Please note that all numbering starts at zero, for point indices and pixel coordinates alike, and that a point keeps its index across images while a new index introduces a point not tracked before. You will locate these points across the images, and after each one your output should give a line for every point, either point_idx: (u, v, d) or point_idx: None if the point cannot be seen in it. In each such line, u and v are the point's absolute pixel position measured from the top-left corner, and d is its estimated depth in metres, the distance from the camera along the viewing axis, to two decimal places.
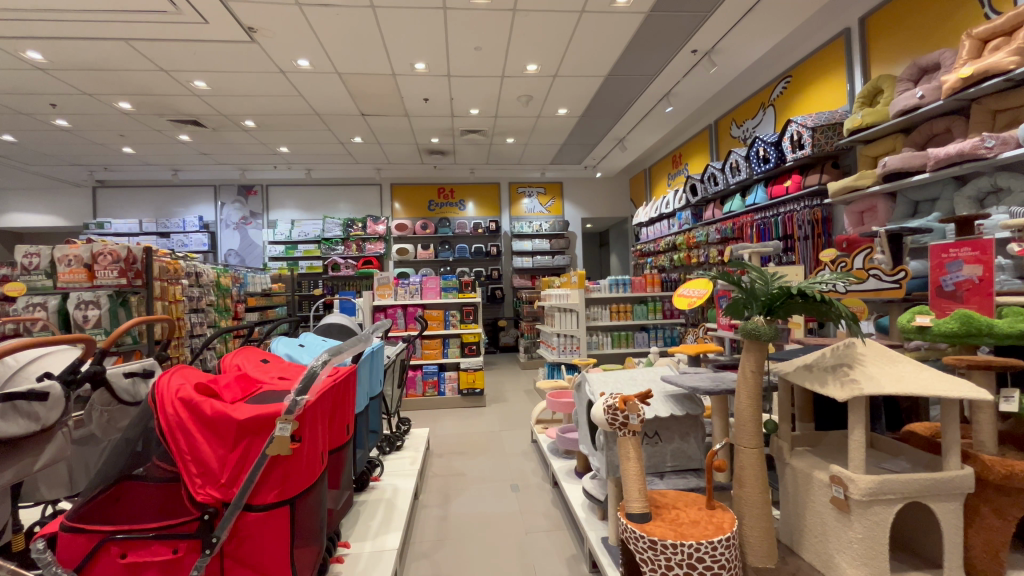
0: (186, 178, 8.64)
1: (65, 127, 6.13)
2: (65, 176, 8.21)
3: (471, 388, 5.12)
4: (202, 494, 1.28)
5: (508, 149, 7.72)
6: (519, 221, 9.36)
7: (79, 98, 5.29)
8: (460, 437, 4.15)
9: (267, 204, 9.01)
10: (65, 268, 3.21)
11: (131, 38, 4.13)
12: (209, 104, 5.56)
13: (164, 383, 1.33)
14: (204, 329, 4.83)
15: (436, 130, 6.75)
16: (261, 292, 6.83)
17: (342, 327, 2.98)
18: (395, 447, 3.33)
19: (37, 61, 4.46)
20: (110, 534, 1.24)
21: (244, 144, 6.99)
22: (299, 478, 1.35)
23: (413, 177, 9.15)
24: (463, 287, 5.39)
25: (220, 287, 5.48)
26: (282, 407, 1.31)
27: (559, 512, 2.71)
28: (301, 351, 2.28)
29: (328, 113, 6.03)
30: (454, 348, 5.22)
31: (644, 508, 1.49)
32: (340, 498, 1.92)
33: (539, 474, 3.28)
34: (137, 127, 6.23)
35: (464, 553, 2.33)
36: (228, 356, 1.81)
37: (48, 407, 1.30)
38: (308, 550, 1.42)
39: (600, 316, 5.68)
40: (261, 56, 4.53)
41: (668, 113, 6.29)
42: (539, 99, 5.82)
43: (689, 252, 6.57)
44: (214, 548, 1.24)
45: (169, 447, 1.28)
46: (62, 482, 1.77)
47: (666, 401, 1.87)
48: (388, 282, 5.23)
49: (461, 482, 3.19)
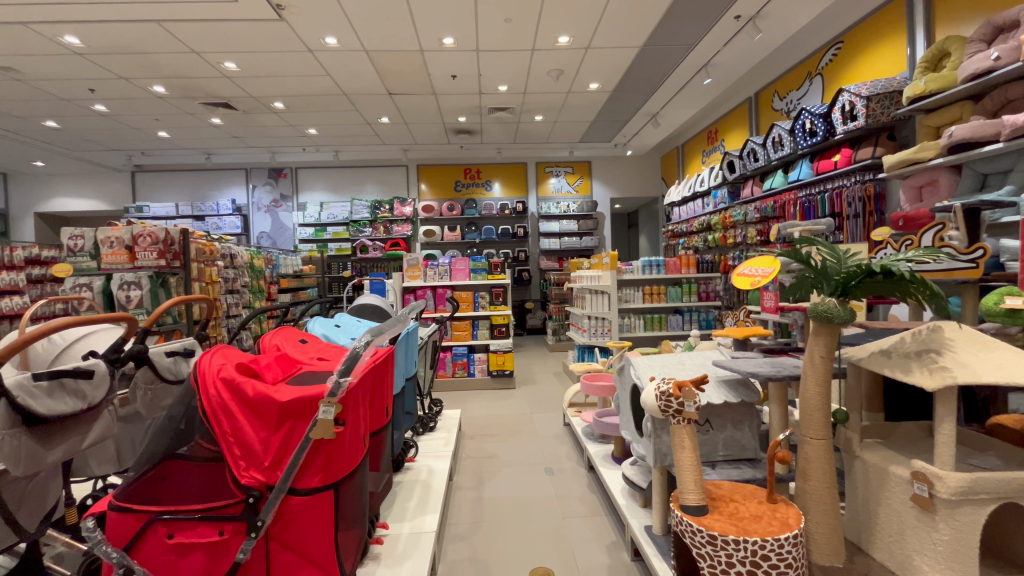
0: (219, 161, 8.78)
1: (103, 113, 6.26)
2: (104, 161, 8.42)
3: (501, 370, 5.08)
4: (246, 477, 1.25)
5: (536, 127, 7.54)
6: (546, 201, 9.19)
7: (115, 83, 5.36)
8: (490, 419, 4.12)
9: (297, 186, 9.09)
10: (108, 249, 3.30)
11: (163, 20, 4.13)
12: (240, 86, 5.57)
13: (206, 363, 1.30)
14: (240, 310, 4.94)
15: (462, 108, 6.61)
16: (292, 274, 7.06)
17: (375, 308, 2.97)
18: (429, 428, 3.32)
19: (75, 46, 4.50)
20: (156, 514, 1.23)
21: (274, 127, 7.03)
22: (342, 462, 1.31)
23: (440, 157, 9.06)
24: (493, 268, 5.27)
25: (254, 269, 5.58)
26: (324, 389, 1.26)
27: (596, 499, 2.64)
28: (337, 332, 2.25)
29: (356, 94, 5.97)
30: (484, 330, 5.21)
31: (700, 501, 1.40)
32: (380, 481, 1.89)
33: (573, 458, 3.22)
34: (171, 111, 6.30)
35: (501, 536, 2.30)
36: (267, 337, 1.78)
37: (93, 386, 1.32)
38: (351, 535, 1.39)
39: (632, 299, 5.52)
40: (289, 35, 4.48)
41: (705, 85, 5.99)
42: (570, 74, 5.60)
43: (724, 232, 6.31)
44: (260, 531, 1.21)
45: (213, 429, 1.25)
46: (110, 459, 1.78)
47: (719, 387, 1.76)
48: (418, 264, 5.20)
49: (494, 464, 3.16)
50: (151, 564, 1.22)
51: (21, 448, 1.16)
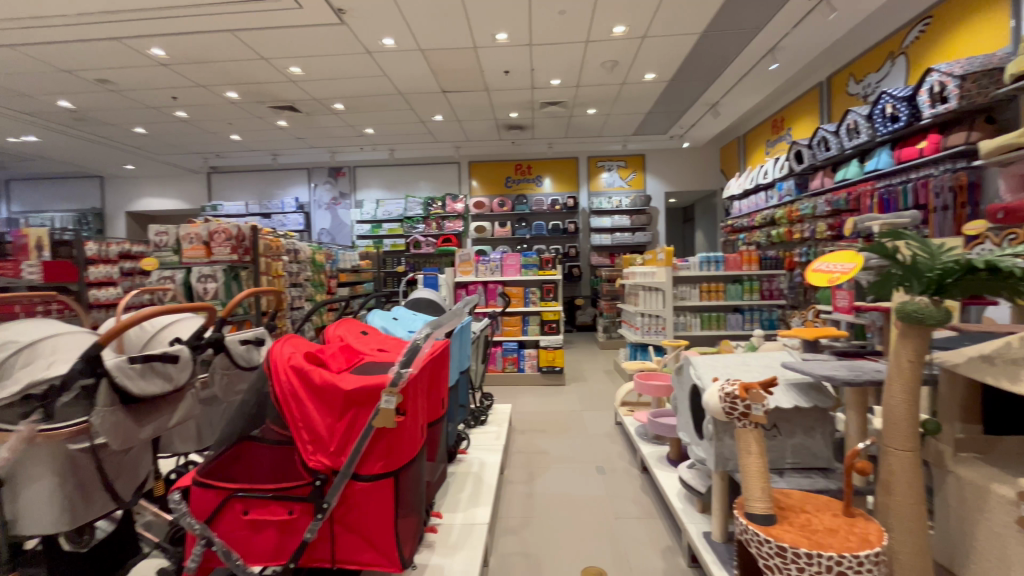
0: (285, 162, 9.29)
1: (184, 119, 6.77)
2: (184, 163, 9.13)
3: (551, 366, 5.06)
4: (314, 461, 1.30)
5: (589, 121, 7.42)
6: (598, 196, 9.04)
7: (195, 90, 5.78)
8: (540, 415, 4.11)
9: (354, 184, 9.46)
10: (188, 244, 3.57)
11: (237, 30, 4.40)
12: (304, 89, 5.85)
13: (278, 352, 1.37)
14: (302, 302, 5.21)
15: (515, 103, 6.61)
16: (350, 269, 7.37)
17: (429, 302, 3.03)
18: (480, 421, 3.37)
19: (160, 57, 4.88)
20: (232, 492, 1.31)
21: (334, 127, 7.32)
22: (402, 450, 1.35)
23: (492, 153, 9.12)
24: (543, 264, 5.24)
25: (316, 264, 5.86)
26: (386, 379, 1.30)
27: (650, 501, 2.57)
28: (395, 325, 2.33)
29: (411, 93, 6.12)
30: (534, 326, 5.20)
31: (768, 509, 1.32)
32: (436, 471, 1.94)
33: (625, 458, 3.15)
34: (242, 115, 6.72)
35: (552, 532, 2.29)
36: (332, 328, 1.86)
37: (177, 368, 1.45)
38: (410, 522, 1.42)
39: (688, 296, 5.32)
40: (349, 38, 4.64)
41: (771, 71, 5.66)
42: (625, 64, 5.46)
43: (790, 227, 5.94)
44: (326, 513, 1.27)
45: (284, 414, 1.33)
46: (191, 437, 1.92)
47: (788, 390, 1.66)
48: (470, 259, 5.27)
49: (545, 460, 3.16)
50: (229, 537, 1.31)
51: (120, 423, 1.28)
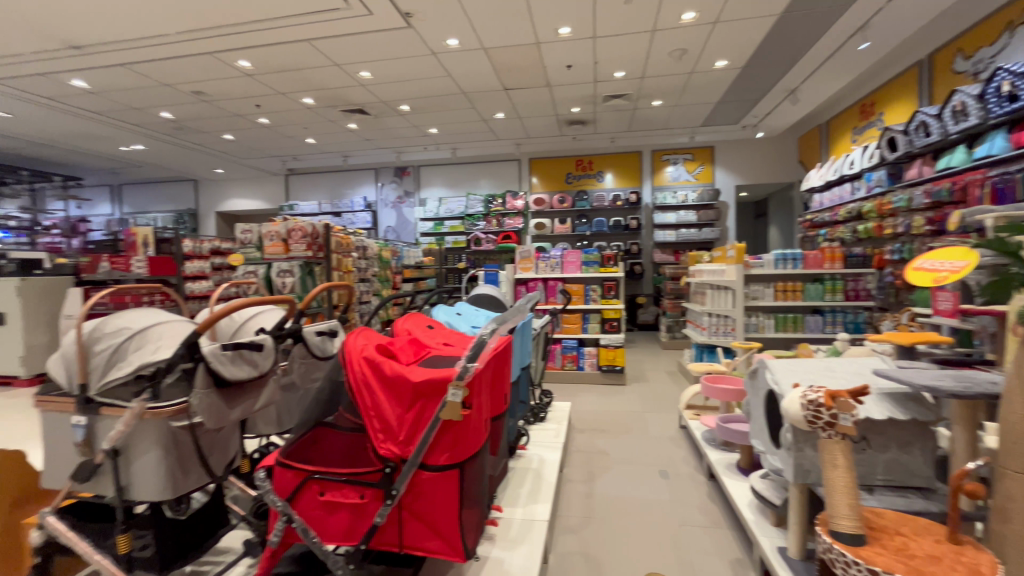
0: (354, 163, 9.76)
1: (266, 124, 7.28)
2: (266, 166, 9.84)
3: (612, 365, 4.96)
4: (384, 449, 1.36)
5: (654, 113, 7.18)
6: (662, 191, 8.73)
7: (275, 98, 6.20)
8: (600, 414, 4.04)
9: (418, 182, 9.76)
10: (269, 242, 3.85)
11: (313, 39, 4.67)
12: (373, 92, 6.11)
13: (352, 343, 1.44)
14: (370, 297, 5.46)
15: (576, 98, 6.53)
16: (414, 265, 7.63)
17: (490, 298, 3.07)
18: (540, 418, 3.37)
19: (246, 68, 5.28)
20: (310, 474, 1.39)
21: (400, 128, 7.60)
22: (468, 443, 1.37)
23: (552, 149, 9.07)
24: (605, 261, 5.13)
25: (382, 260, 6.11)
26: (453, 372, 1.32)
27: (717, 509, 2.45)
28: (459, 320, 2.38)
29: (474, 92, 6.21)
30: (594, 324, 5.11)
31: (857, 529, 1.22)
32: (498, 465, 1.96)
33: (690, 463, 3.03)
34: (317, 120, 7.13)
35: (613, 535, 2.24)
36: (400, 321, 1.92)
37: (262, 356, 1.56)
38: (474, 514, 1.44)
39: (761, 296, 5.00)
40: (416, 40, 4.77)
41: (860, 51, 5.19)
42: (694, 52, 5.22)
43: (881, 222, 5.43)
44: (394, 500, 1.31)
45: (358, 402, 1.39)
46: (273, 421, 2.07)
47: (881, 401, 1.51)
48: (530, 256, 5.27)
49: (605, 460, 3.10)
50: (307, 516, 1.39)
51: (214, 404, 1.40)
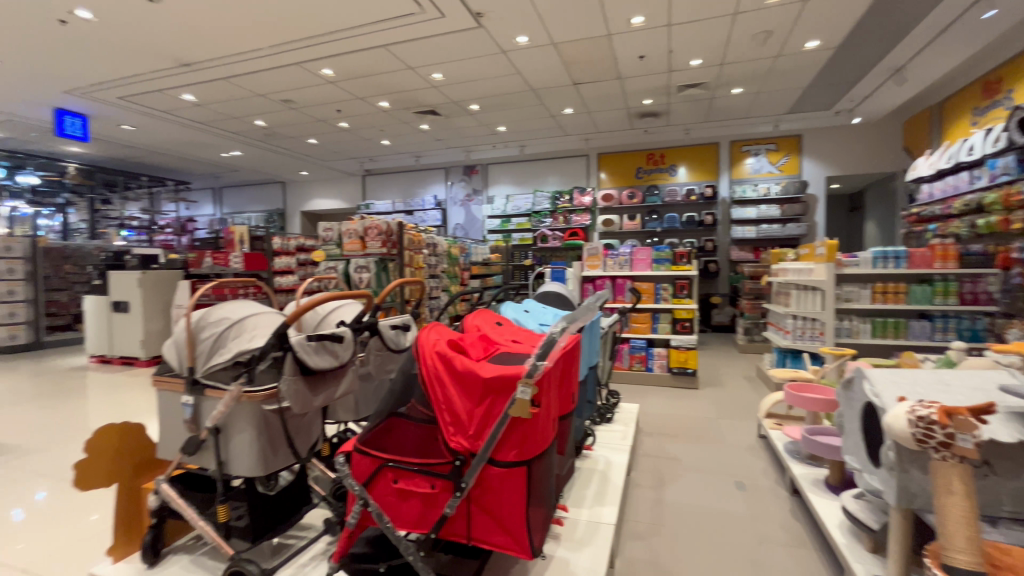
0: (426, 163, 10.10)
1: (346, 128, 7.72)
2: (345, 168, 10.45)
3: (683, 368, 4.76)
4: (454, 442, 1.38)
5: (733, 101, 6.77)
6: (741, 184, 8.21)
7: (355, 102, 6.55)
8: (670, 418, 3.89)
9: (487, 181, 9.90)
10: (348, 239, 4.10)
11: (390, 44, 4.88)
12: (444, 93, 6.27)
13: (425, 338, 1.49)
14: (439, 292, 5.64)
15: (648, 90, 6.30)
16: (482, 262, 7.77)
17: (558, 296, 3.04)
18: (607, 419, 3.30)
19: (329, 76, 5.62)
20: (385, 462, 1.46)
21: (469, 127, 7.75)
22: (536, 441, 1.36)
23: (622, 144, 8.83)
24: (677, 259, 4.92)
25: (451, 257, 6.27)
26: (523, 369, 1.32)
27: (802, 528, 2.26)
28: (526, 317, 2.38)
29: (542, 88, 6.18)
30: (665, 324, 4.92)
31: (975, 563, 1.13)
32: (565, 465, 1.94)
33: (770, 476, 2.82)
34: (392, 122, 7.45)
35: (684, 545, 2.14)
36: (470, 317, 1.96)
37: (342, 347, 1.65)
38: (541, 513, 1.43)
39: (856, 298, 4.54)
40: (486, 40, 4.84)
41: (984, 20, 4.55)
42: (780, 34, 4.85)
43: (1007, 215, 4.74)
44: (463, 492, 1.34)
45: (430, 395, 1.43)
46: (351, 409, 2.19)
47: (1008, 421, 1.31)
48: (597, 253, 5.17)
49: (675, 467, 2.98)
50: (382, 501, 1.46)
51: (300, 390, 1.50)
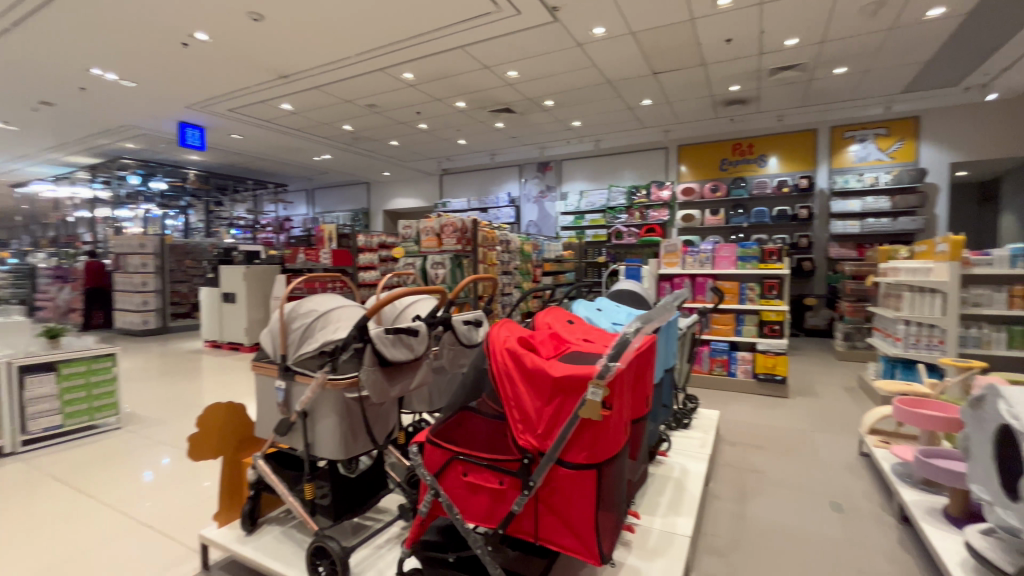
0: (501, 160, 10.23)
1: (424, 130, 8.01)
2: (424, 168, 10.88)
3: (770, 374, 4.41)
4: (523, 439, 1.37)
5: (835, 83, 6.13)
6: (843, 174, 7.44)
7: (433, 104, 6.78)
8: (755, 428, 3.62)
9: (560, 177, 9.82)
10: (426, 236, 4.27)
11: (467, 45, 4.98)
12: (519, 90, 6.30)
13: (496, 334, 1.49)
14: (511, 289, 5.69)
15: (736, 75, 5.89)
16: (554, 258, 7.74)
17: (632, 294, 2.93)
18: (683, 424, 3.14)
19: (410, 79, 5.86)
20: (455, 454, 1.49)
21: (544, 124, 7.72)
22: (607, 444, 1.32)
23: (704, 134, 8.35)
24: (765, 256, 4.55)
25: (524, 253, 6.28)
26: (594, 370, 1.28)
27: (912, 562, 2.00)
28: (599, 316, 2.32)
29: (619, 80, 6.00)
30: (750, 326, 4.58)
31: None
32: (637, 471, 1.86)
33: (874, 500, 2.53)
34: (468, 121, 7.62)
35: (769, 566, 1.97)
36: (541, 315, 1.94)
37: (418, 340, 1.71)
38: (611, 518, 1.39)
39: (988, 302, 3.93)
40: (562, 34, 4.78)
41: None
42: (895, 4, 4.31)
43: None
44: (531, 491, 1.33)
45: (499, 391, 1.43)
46: (425, 400, 2.26)
47: None
48: (676, 250, 4.92)
49: (759, 480, 2.76)
50: (451, 493, 1.49)
51: (378, 380, 1.57)
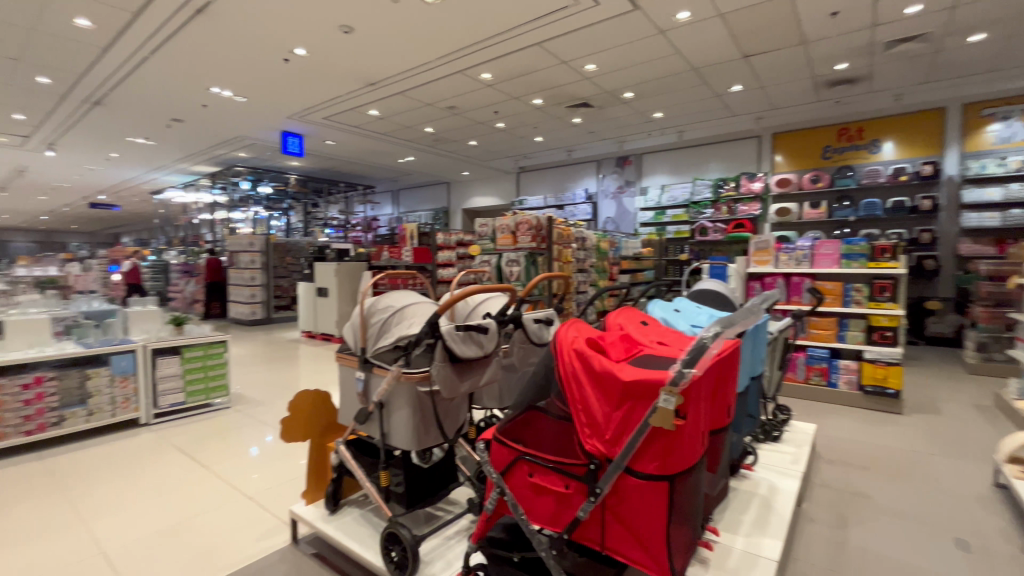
0: (578, 156, 10.09)
1: (502, 128, 8.10)
2: (502, 166, 11.04)
3: (880, 387, 3.93)
4: (590, 444, 1.33)
5: (969, 52, 5.30)
6: (978, 158, 6.42)
7: (511, 103, 6.83)
8: (859, 446, 3.23)
9: (640, 171, 9.48)
10: (501, 234, 4.33)
11: (544, 41, 4.95)
12: (598, 84, 6.15)
13: (564, 334, 1.46)
14: (587, 287, 5.59)
15: (843, 52, 5.29)
16: (632, 256, 7.49)
17: (716, 295, 2.74)
18: (772, 437, 2.88)
19: (487, 79, 5.95)
20: (521, 454, 1.47)
21: (623, 117, 7.49)
22: (681, 455, 1.24)
23: (803, 120, 7.62)
24: (876, 254, 4.00)
25: (600, 251, 6.13)
26: (667, 376, 1.21)
27: None
28: (677, 317, 2.20)
29: (706, 66, 5.64)
30: (856, 332, 4.10)
31: None
32: (715, 485, 1.73)
33: (1012, 540, 2.15)
34: (545, 118, 7.60)
35: None
36: (612, 315, 1.87)
37: (487, 338, 1.72)
38: (684, 533, 1.30)
39: None
40: (643, 22, 4.58)
41: None
42: None
43: None
44: (598, 498, 1.28)
45: (566, 393, 1.39)
46: (496, 396, 2.28)
47: None
48: (767, 247, 4.51)
49: (863, 506, 2.46)
50: (517, 493, 1.48)
51: (448, 376, 1.61)
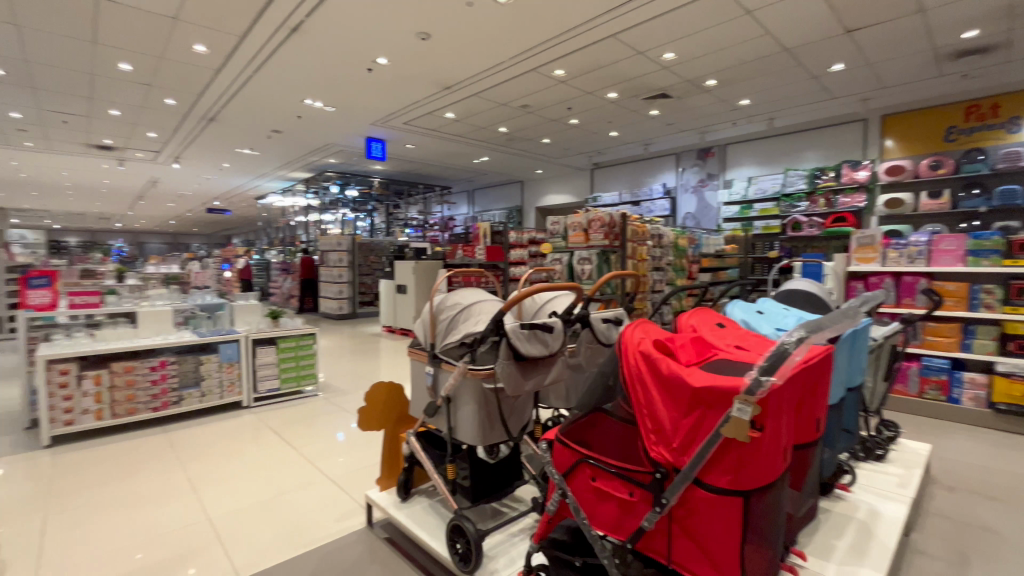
0: (656, 150, 9.70)
1: (575, 124, 7.99)
2: (576, 163, 10.91)
3: (1016, 405, 3.37)
4: (656, 451, 1.26)
5: None
6: None
7: (585, 98, 6.72)
8: (987, 472, 2.79)
9: (724, 163, 8.92)
10: (572, 232, 4.27)
11: (619, 32, 4.81)
12: (677, 73, 5.87)
13: (629, 335, 1.40)
14: (663, 286, 5.37)
15: (973, 17, 4.58)
16: (715, 253, 7.07)
17: (807, 296, 2.49)
18: (875, 455, 2.57)
19: (560, 76, 5.90)
20: (584, 457, 1.44)
21: (706, 106, 7.08)
22: (757, 470, 1.14)
23: (920, 98, 6.72)
24: (1014, 251, 3.46)
25: (678, 248, 5.83)
26: (742, 383, 1.11)
27: None
28: (759, 319, 2.02)
29: (800, 46, 5.17)
30: (985, 340, 3.56)
31: None
32: (801, 505, 1.58)
33: None
34: (621, 112, 7.39)
35: None
36: (684, 317, 1.77)
37: (552, 337, 1.70)
38: (761, 555, 1.20)
39: None
40: (728, 3, 4.28)
41: None
42: None
43: None
44: (664, 508, 1.22)
45: (631, 396, 1.34)
46: (562, 396, 2.25)
47: None
48: (873, 243, 4.02)
49: (991, 543, 2.11)
50: (580, 496, 1.45)
51: (512, 374, 1.61)
